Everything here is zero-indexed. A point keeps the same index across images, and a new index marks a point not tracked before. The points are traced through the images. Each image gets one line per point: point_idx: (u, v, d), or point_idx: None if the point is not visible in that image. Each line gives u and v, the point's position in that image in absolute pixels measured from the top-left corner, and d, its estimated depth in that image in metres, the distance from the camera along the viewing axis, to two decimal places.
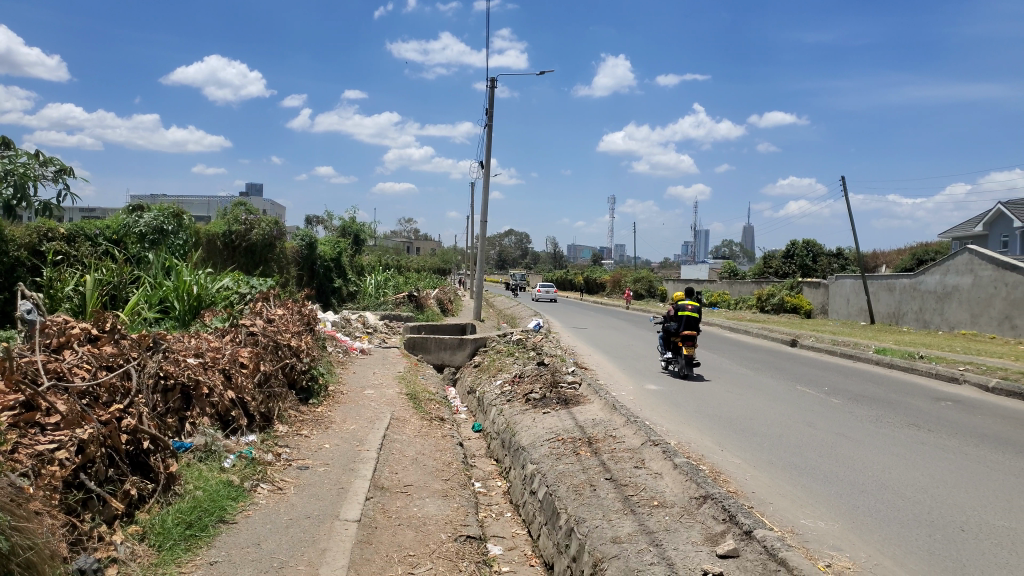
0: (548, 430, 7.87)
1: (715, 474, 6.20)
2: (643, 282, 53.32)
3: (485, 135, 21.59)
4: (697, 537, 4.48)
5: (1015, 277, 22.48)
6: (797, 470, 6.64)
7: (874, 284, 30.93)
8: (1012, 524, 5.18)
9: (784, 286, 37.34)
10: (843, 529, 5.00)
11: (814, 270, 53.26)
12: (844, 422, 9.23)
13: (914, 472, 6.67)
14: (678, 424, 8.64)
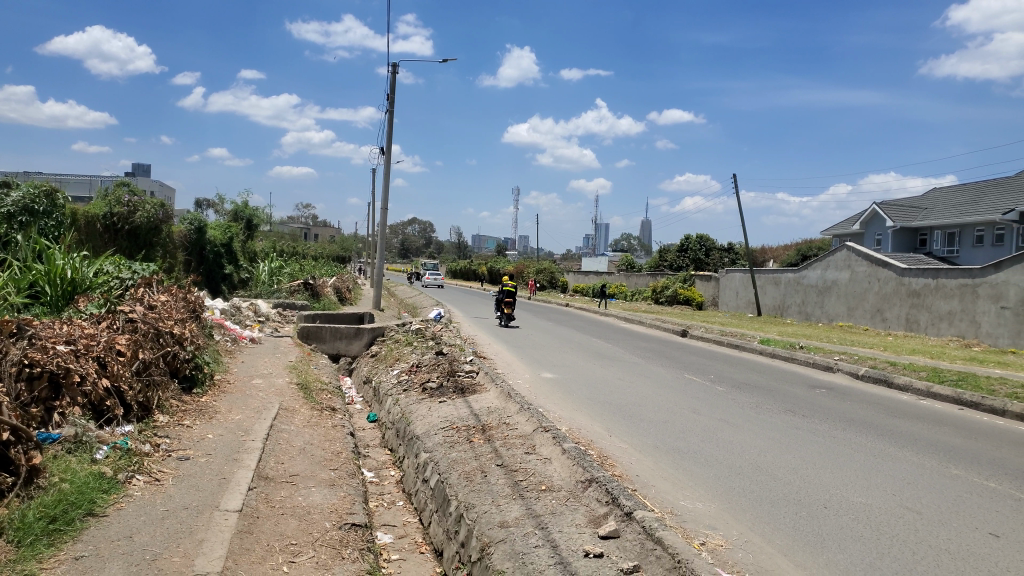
0: (443, 419, 7.90)
1: (602, 459, 6.40)
2: (545, 273, 54.05)
3: (386, 120, 21.32)
4: (581, 520, 4.62)
5: (887, 272, 24.14)
6: (679, 453, 6.94)
7: (762, 278, 32.49)
8: (869, 501, 5.59)
9: (678, 278, 38.58)
10: (718, 509, 5.27)
11: (706, 263, 55.53)
12: (727, 408, 9.69)
13: (786, 454, 7.10)
14: (570, 411, 8.86)
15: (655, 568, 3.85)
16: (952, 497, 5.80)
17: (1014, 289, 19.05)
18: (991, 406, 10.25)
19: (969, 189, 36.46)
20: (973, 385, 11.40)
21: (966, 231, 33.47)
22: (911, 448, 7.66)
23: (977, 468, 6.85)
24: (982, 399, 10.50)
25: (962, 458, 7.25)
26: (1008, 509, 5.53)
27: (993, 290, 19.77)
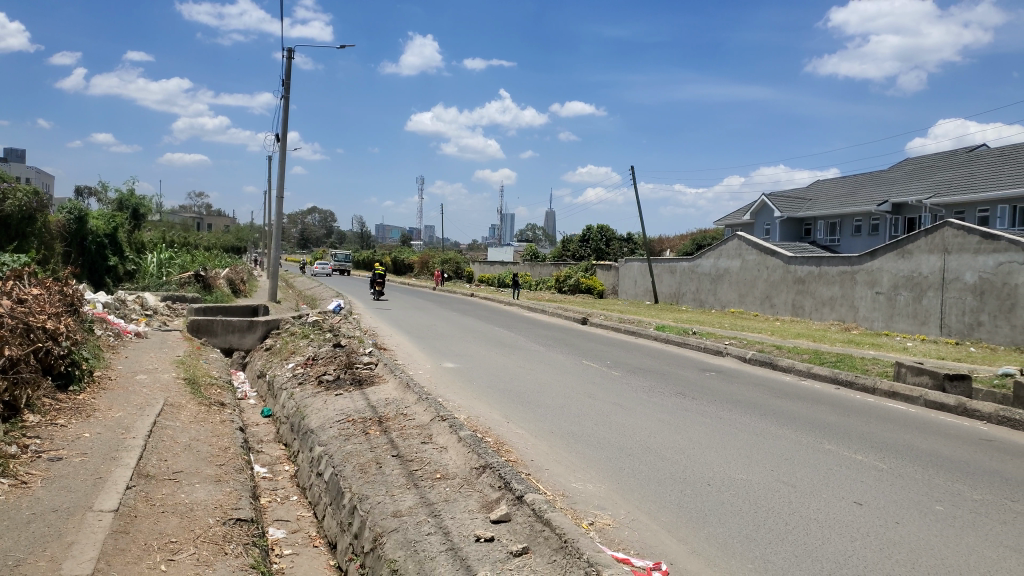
0: (339, 411, 7.80)
1: (498, 445, 6.49)
2: (450, 263, 53.99)
3: (282, 106, 20.69)
4: (474, 506, 4.69)
5: (775, 261, 25.39)
6: (573, 437, 7.12)
7: (659, 266, 33.53)
8: (749, 477, 5.92)
9: (580, 268, 39.32)
10: (608, 490, 5.46)
11: (607, 253, 56.84)
12: (622, 392, 9.98)
13: (675, 435, 7.39)
14: (469, 399, 8.91)
15: (543, 548, 3.96)
16: (823, 470, 6.20)
17: (887, 275, 20.44)
18: (863, 385, 11.02)
19: (848, 182, 38.82)
20: (849, 366, 12.21)
21: (846, 221, 35.59)
22: (790, 426, 8.14)
23: (848, 442, 7.34)
24: (856, 378, 11.27)
25: (834, 433, 7.77)
26: (872, 479, 5.97)
27: (870, 276, 21.14)
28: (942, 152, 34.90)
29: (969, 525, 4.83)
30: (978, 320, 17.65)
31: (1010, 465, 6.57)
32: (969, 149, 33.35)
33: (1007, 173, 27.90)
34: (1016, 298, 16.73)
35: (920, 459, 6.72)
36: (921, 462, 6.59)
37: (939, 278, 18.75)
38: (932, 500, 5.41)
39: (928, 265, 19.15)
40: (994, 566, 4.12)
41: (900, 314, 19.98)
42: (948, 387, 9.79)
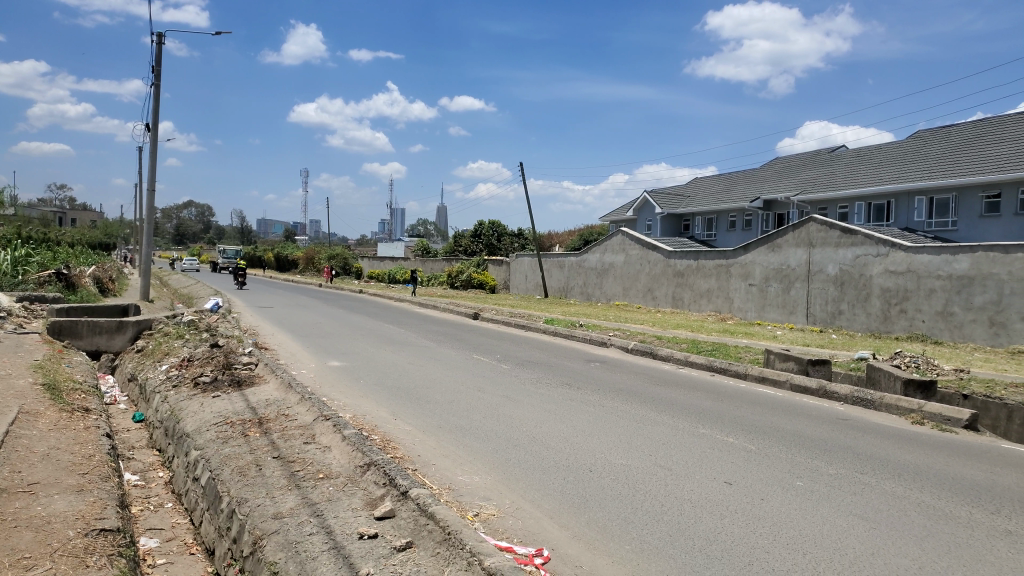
0: (216, 414, 7.51)
1: (384, 442, 6.43)
2: (338, 259, 52.76)
3: (152, 95, 19.61)
4: (358, 504, 4.65)
5: (656, 255, 26.35)
6: (461, 431, 7.16)
7: (548, 261, 34.11)
8: (628, 462, 6.15)
9: (471, 263, 39.39)
10: (494, 481, 5.52)
11: (498, 249, 57.24)
12: (510, 385, 10.09)
13: (560, 425, 7.57)
14: (355, 397, 8.77)
15: (426, 542, 3.98)
16: (698, 453, 6.52)
17: (759, 268, 21.63)
18: (736, 371, 11.64)
19: (723, 180, 40.77)
20: (723, 354, 12.86)
21: (722, 217, 37.39)
22: (668, 412, 8.49)
23: (720, 426, 7.74)
24: (729, 365, 11.89)
25: (709, 418, 8.17)
26: (741, 459, 6.34)
27: (743, 269, 22.31)
28: (807, 152, 37.26)
29: (824, 497, 5.22)
30: (838, 309, 18.99)
31: (865, 443, 7.10)
32: (830, 151, 35.76)
33: (863, 173, 30.12)
34: (871, 288, 18.11)
35: (785, 439, 7.18)
36: (785, 442, 7.04)
37: (805, 270, 20.03)
38: (794, 476, 5.81)
39: (795, 258, 20.43)
40: (844, 533, 4.47)
41: (770, 304, 21.20)
42: (811, 370, 10.50)
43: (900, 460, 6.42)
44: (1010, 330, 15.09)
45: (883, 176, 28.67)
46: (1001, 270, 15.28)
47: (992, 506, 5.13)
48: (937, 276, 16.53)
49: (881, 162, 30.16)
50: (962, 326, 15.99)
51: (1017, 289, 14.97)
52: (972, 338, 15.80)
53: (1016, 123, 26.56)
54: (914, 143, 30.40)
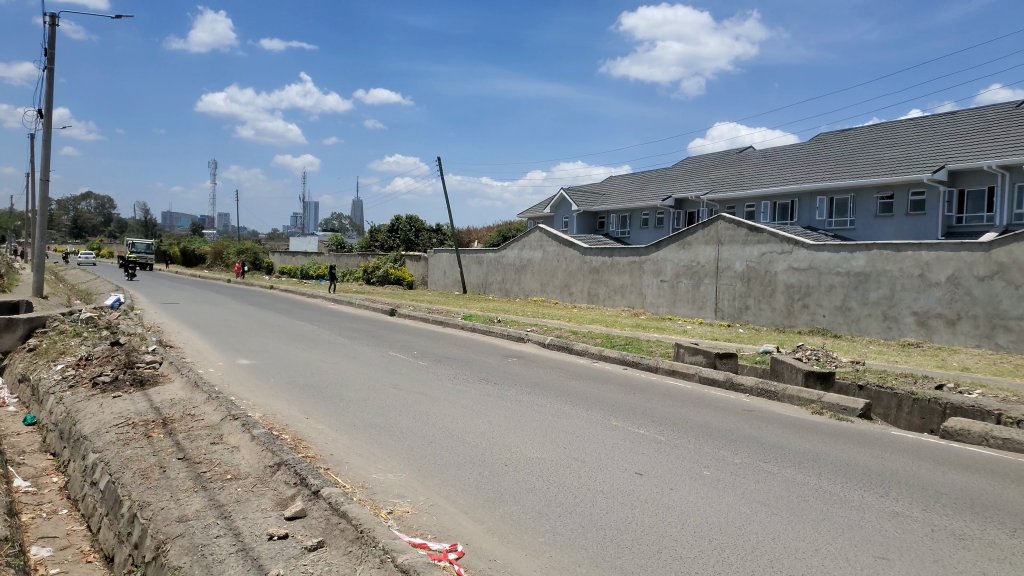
0: (116, 415, 7.17)
1: (296, 442, 6.28)
2: (249, 254, 51.17)
3: (45, 79, 18.49)
4: (267, 505, 4.54)
5: (572, 252, 26.69)
6: (376, 429, 7.07)
7: (466, 257, 34.08)
8: (543, 455, 6.22)
9: (388, 259, 38.89)
10: (408, 478, 5.48)
11: (415, 244, 56.83)
12: (427, 382, 10.02)
13: (476, 420, 7.58)
14: (265, 396, 8.53)
15: (339, 541, 3.93)
16: (610, 445, 6.66)
17: (671, 265, 22.23)
18: (648, 364, 11.93)
19: (637, 179, 41.70)
20: (636, 348, 13.17)
21: (635, 215, 38.25)
22: (584, 406, 8.62)
23: (633, 418, 7.92)
24: (641, 358, 12.18)
25: (622, 411, 8.35)
26: (651, 450, 6.51)
27: (655, 266, 22.88)
28: (717, 153, 38.50)
29: (729, 486, 5.43)
30: (745, 304, 19.73)
31: (771, 433, 7.40)
32: (738, 152, 37.07)
33: (768, 173, 31.36)
34: (775, 284, 18.89)
35: (694, 430, 7.41)
36: (695, 433, 7.28)
37: (714, 266, 20.72)
38: (702, 466, 6.01)
39: (705, 255, 21.09)
40: (748, 520, 4.66)
41: (681, 299, 21.82)
42: (719, 363, 10.87)
43: (800, 449, 6.73)
44: (902, 324, 16.01)
45: (787, 177, 29.93)
46: (894, 267, 16.20)
47: (883, 489, 5.45)
48: (836, 273, 17.38)
49: (785, 164, 31.48)
50: (859, 320, 16.88)
51: (908, 285, 15.90)
52: (868, 332, 16.70)
53: (908, 129, 28.20)
54: (815, 145, 31.86)
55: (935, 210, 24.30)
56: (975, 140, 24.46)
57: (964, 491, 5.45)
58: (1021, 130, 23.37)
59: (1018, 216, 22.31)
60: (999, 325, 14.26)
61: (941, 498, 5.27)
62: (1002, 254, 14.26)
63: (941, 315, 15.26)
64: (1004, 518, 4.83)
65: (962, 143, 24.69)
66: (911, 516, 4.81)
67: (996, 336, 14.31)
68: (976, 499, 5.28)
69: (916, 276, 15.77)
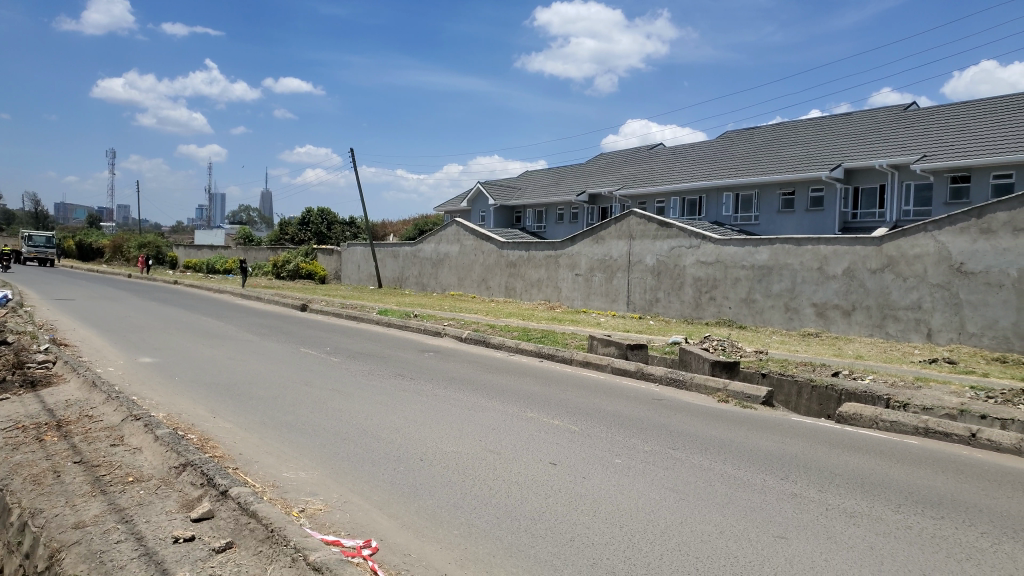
0: (5, 419, 6.74)
1: (202, 441, 6.08)
2: (151, 247, 49.03)
3: None
4: (172, 507, 4.39)
5: (489, 246, 26.75)
6: (286, 427, 6.91)
7: (381, 251, 33.67)
8: (458, 449, 6.23)
9: (299, 253, 37.93)
10: (320, 476, 5.39)
11: (328, 237, 55.72)
12: (341, 378, 9.86)
13: (392, 416, 7.51)
14: (170, 396, 8.19)
15: (248, 541, 3.84)
16: (525, 436, 6.73)
17: (585, 259, 22.60)
18: (563, 356, 12.10)
19: (552, 173, 42.17)
20: (552, 340, 13.34)
21: (551, 209, 38.67)
22: (500, 399, 8.66)
23: (548, 409, 8.04)
24: (556, 351, 12.34)
25: (537, 403, 8.44)
26: (565, 440, 6.63)
27: (570, 260, 23.21)
28: (629, 149, 39.33)
29: (639, 472, 5.60)
30: (656, 296, 20.26)
31: (679, 421, 7.64)
32: (649, 148, 37.97)
33: (678, 169, 32.25)
34: (684, 277, 19.48)
35: (606, 420, 7.57)
36: (608, 422, 7.44)
37: (626, 260, 21.18)
38: (613, 454, 6.15)
39: (617, 249, 21.53)
40: (657, 505, 4.81)
41: (595, 293, 22.22)
42: (631, 354, 11.17)
43: (707, 436, 6.98)
44: (802, 315, 16.80)
45: (695, 173, 30.86)
46: (795, 260, 16.97)
47: (782, 473, 5.72)
48: (741, 266, 18.06)
49: (693, 160, 32.44)
50: (762, 312, 17.61)
51: (807, 278, 16.68)
52: (771, 322, 17.44)
53: (808, 129, 29.56)
54: (722, 143, 32.98)
55: (832, 206, 25.56)
56: (868, 141, 25.87)
57: (856, 472, 5.78)
58: (909, 131, 24.87)
59: (906, 213, 23.66)
60: (890, 315, 15.16)
61: (836, 478, 5.57)
62: (892, 248, 15.14)
63: (838, 306, 16.08)
64: (890, 495, 5.16)
65: (857, 143, 26.07)
66: (808, 497, 5.07)
67: (887, 325, 15.22)
68: (868, 479, 5.61)
69: (814, 269, 16.56)
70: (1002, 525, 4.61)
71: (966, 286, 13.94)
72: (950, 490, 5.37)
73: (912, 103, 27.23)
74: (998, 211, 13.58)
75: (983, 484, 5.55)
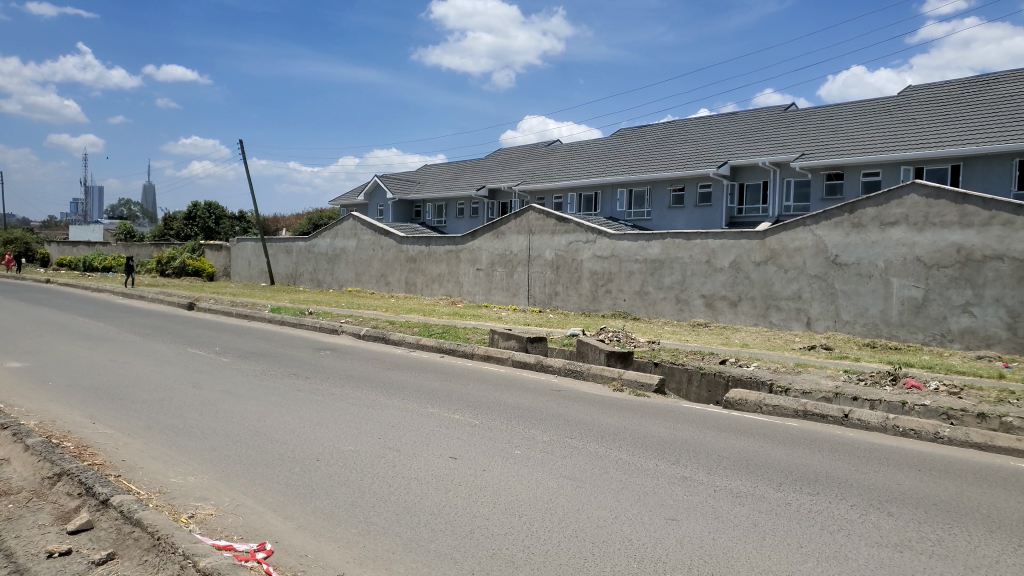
0: None
1: (79, 449, 5.73)
2: (19, 244, 45.65)
3: None
4: (45, 520, 4.12)
5: (387, 241, 26.41)
6: (173, 431, 6.59)
7: (274, 246, 32.63)
8: (356, 447, 6.13)
9: (186, 248, 36.24)
10: (211, 480, 5.19)
11: (216, 233, 53.51)
12: (232, 379, 9.50)
13: (286, 416, 7.31)
14: (43, 402, 7.66)
15: (131, 551, 3.66)
16: (425, 432, 6.70)
17: (485, 254, 22.68)
18: (463, 351, 12.10)
19: (450, 168, 42.05)
20: (452, 335, 13.34)
21: (450, 204, 38.59)
22: (398, 396, 8.57)
23: (448, 404, 8.02)
24: (457, 346, 12.32)
25: (437, 398, 8.40)
26: (465, 434, 6.64)
27: (470, 254, 23.23)
28: (527, 144, 39.69)
29: (538, 463, 5.68)
30: (555, 290, 20.59)
31: (577, 411, 7.79)
32: (547, 145, 38.48)
33: (575, 165, 32.82)
34: (581, 271, 19.87)
35: (506, 413, 7.62)
36: (508, 415, 7.51)
37: (526, 255, 21.41)
38: (513, 446, 6.22)
39: (517, 244, 21.73)
40: (555, 494, 4.90)
41: (495, 287, 22.34)
42: (530, 347, 11.34)
43: (604, 424, 7.15)
44: (692, 306, 17.46)
45: (592, 169, 31.49)
46: (685, 254, 17.62)
47: (674, 457, 5.94)
48: (635, 260, 18.59)
49: (589, 157, 33.11)
50: (656, 304, 18.19)
51: (697, 271, 17.36)
52: (663, 314, 18.05)
53: (696, 128, 30.72)
54: (616, 140, 33.82)
55: (720, 202, 26.68)
56: (752, 139, 27.14)
57: (741, 454, 6.07)
58: (789, 131, 26.25)
59: (787, 208, 24.96)
60: (772, 305, 15.98)
61: (723, 461, 5.84)
62: (774, 241, 15.95)
63: (725, 298, 16.81)
64: (772, 475, 5.46)
65: (742, 142, 27.31)
66: (698, 480, 5.29)
67: (770, 315, 16.05)
68: (752, 460, 5.91)
69: (703, 263, 17.25)
70: (870, 497, 4.96)
71: (840, 277, 14.88)
72: (825, 467, 5.74)
73: (792, 104, 28.75)
74: (867, 206, 14.57)
75: (854, 461, 5.96)
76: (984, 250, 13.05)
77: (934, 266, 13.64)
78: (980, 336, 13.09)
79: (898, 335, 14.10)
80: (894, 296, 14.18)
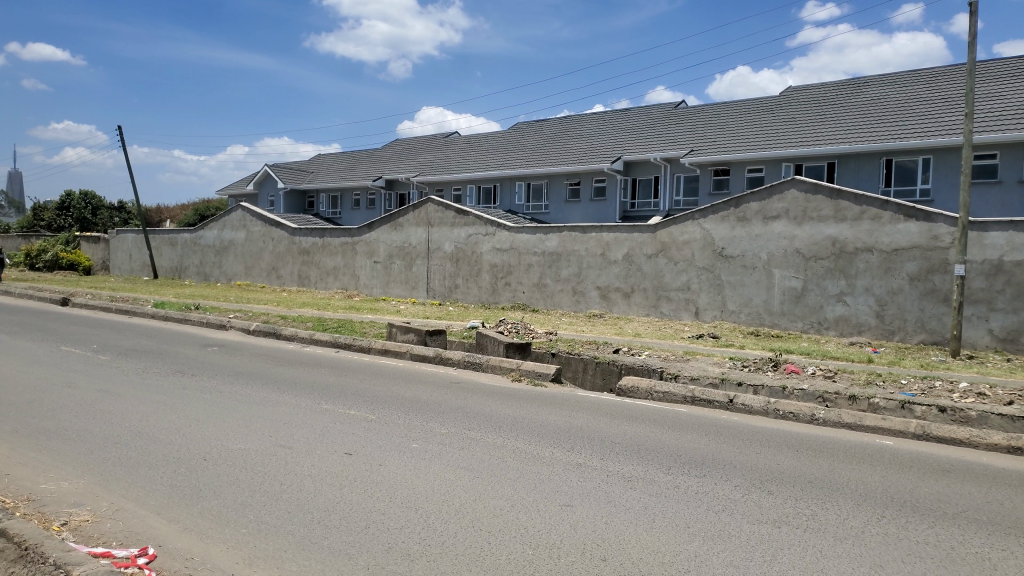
0: None
1: None
2: None
3: None
4: None
5: (280, 233, 25.60)
6: (45, 434, 6.18)
7: (157, 238, 31.03)
8: (246, 446, 5.94)
9: (58, 241, 33.93)
10: (88, 484, 4.90)
11: (92, 224, 50.35)
12: (111, 378, 8.99)
13: (172, 415, 6.99)
14: None
15: None
16: (319, 428, 6.56)
17: (383, 246, 22.38)
18: (360, 345, 11.91)
19: (345, 158, 41.18)
20: (349, 329, 13.10)
21: (346, 196, 37.83)
22: (291, 392, 8.35)
23: (343, 399, 7.88)
24: (353, 340, 12.11)
25: (332, 394, 8.23)
26: (361, 430, 6.54)
27: (367, 247, 22.86)
28: (424, 136, 39.36)
29: (434, 455, 5.68)
30: (454, 283, 20.57)
31: (475, 402, 7.82)
32: (444, 136, 38.28)
33: (473, 158, 32.82)
34: (480, 264, 19.93)
35: (403, 406, 7.56)
36: (405, 408, 7.45)
37: (425, 247, 21.27)
38: (410, 439, 6.18)
39: (415, 237, 21.56)
40: (452, 485, 4.91)
41: (393, 280, 22.09)
42: (429, 340, 11.30)
43: (501, 415, 7.21)
44: (588, 298, 17.83)
45: (489, 162, 31.58)
46: (581, 247, 17.97)
47: (569, 445, 6.07)
48: (533, 253, 18.82)
49: (487, 150, 33.19)
50: (553, 296, 18.47)
51: (592, 263, 17.74)
52: (560, 305, 18.35)
53: (592, 123, 31.33)
54: (514, 134, 34.04)
55: (614, 196, 27.36)
56: (644, 135, 27.94)
57: (633, 440, 6.27)
58: (679, 128, 27.18)
59: (676, 203, 25.87)
60: (663, 296, 16.54)
61: (615, 447, 6.01)
62: (665, 235, 16.50)
63: (619, 289, 17.26)
64: (662, 459, 5.67)
65: (635, 137, 28.07)
66: (591, 466, 5.43)
67: (661, 305, 16.59)
68: (644, 445, 6.11)
69: (598, 255, 17.65)
70: (752, 477, 5.23)
71: (727, 268, 15.57)
72: (711, 450, 6.01)
73: (682, 102, 29.77)
74: (751, 201, 15.30)
75: (738, 443, 6.26)
76: (856, 242, 13.96)
77: (811, 258, 14.49)
78: (852, 323, 14.03)
79: (779, 323, 14.92)
80: (775, 287, 14.96)
